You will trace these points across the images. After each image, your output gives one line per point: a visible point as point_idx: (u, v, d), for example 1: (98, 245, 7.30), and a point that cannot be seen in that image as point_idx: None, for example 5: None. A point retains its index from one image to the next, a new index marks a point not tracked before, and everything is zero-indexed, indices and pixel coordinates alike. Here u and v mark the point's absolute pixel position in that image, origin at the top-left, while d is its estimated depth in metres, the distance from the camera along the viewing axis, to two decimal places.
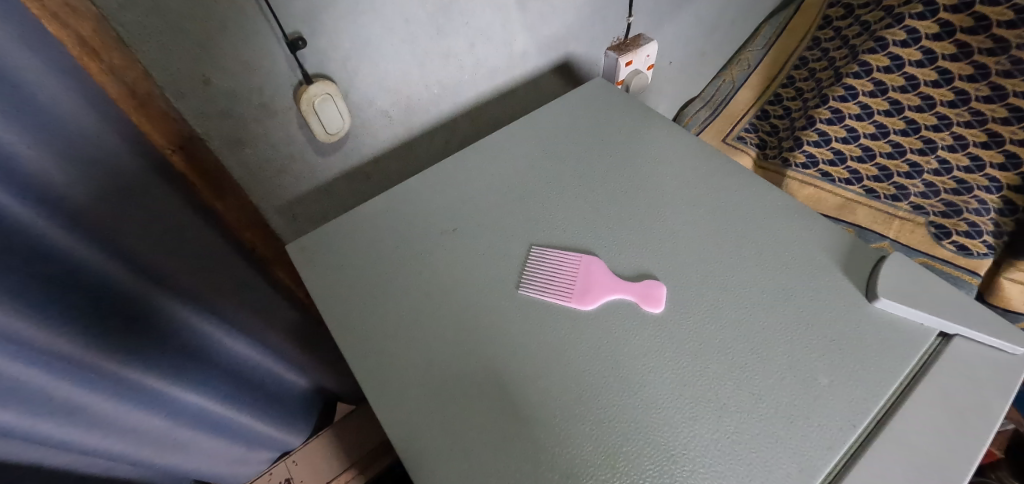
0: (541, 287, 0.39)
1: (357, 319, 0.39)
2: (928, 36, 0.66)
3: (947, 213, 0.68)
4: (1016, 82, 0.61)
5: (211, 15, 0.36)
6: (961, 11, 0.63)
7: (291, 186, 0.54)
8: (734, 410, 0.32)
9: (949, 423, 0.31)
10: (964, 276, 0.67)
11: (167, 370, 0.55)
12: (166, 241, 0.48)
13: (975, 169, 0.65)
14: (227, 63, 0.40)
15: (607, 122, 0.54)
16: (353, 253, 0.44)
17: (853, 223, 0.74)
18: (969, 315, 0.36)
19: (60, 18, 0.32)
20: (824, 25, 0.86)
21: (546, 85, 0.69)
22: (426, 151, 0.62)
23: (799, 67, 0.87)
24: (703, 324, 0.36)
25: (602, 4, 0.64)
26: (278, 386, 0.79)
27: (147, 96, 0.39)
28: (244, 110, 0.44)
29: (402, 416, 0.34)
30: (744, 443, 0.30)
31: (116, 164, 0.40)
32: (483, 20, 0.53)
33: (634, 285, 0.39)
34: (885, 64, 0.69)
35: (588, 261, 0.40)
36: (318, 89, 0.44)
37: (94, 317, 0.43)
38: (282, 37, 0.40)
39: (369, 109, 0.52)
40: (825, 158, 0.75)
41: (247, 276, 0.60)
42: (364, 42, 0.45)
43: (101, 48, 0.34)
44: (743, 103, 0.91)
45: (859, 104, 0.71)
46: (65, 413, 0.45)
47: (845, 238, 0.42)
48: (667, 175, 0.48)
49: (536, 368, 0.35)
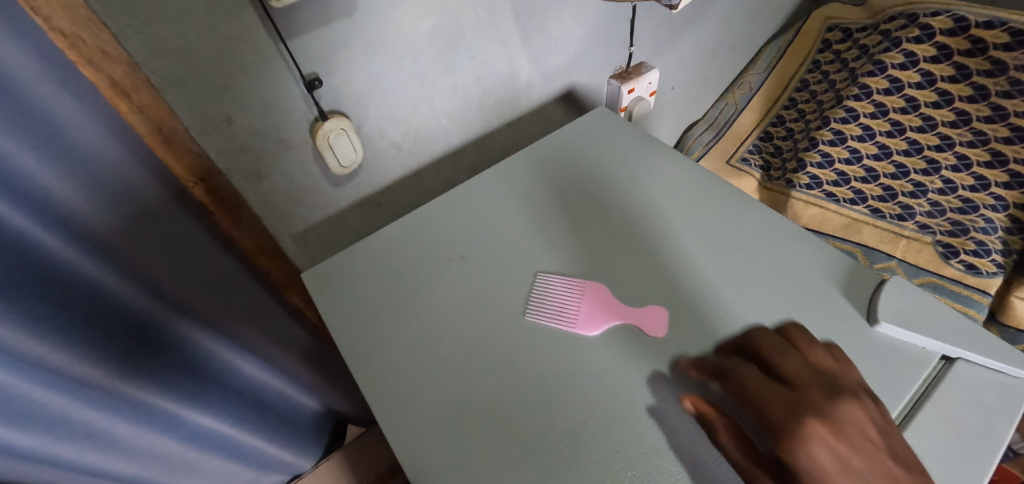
0: (545, 309, 0.41)
1: (367, 346, 0.40)
2: (926, 58, 0.75)
3: (954, 232, 0.71)
4: (1015, 102, 0.68)
5: (234, 60, 0.39)
6: (958, 34, 0.72)
7: (305, 215, 0.55)
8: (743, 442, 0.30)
9: (953, 446, 0.31)
10: (976, 295, 0.68)
11: (180, 393, 0.56)
12: (184, 269, 0.50)
13: (981, 188, 0.70)
14: (248, 103, 0.42)
15: (609, 148, 0.55)
16: (365, 279, 0.46)
17: (859, 243, 0.76)
18: (973, 339, 0.36)
19: (94, 63, 0.34)
20: (824, 49, 0.94)
21: (550, 113, 0.71)
22: (435, 179, 0.64)
23: (801, 89, 0.93)
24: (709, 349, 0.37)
25: (604, 36, 0.67)
26: (291, 409, 0.80)
27: (172, 132, 0.40)
28: (262, 145, 0.45)
29: (410, 439, 0.35)
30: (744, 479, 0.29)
31: (139, 195, 0.43)
32: (488, 55, 0.56)
33: (636, 311, 0.40)
34: (885, 86, 0.77)
35: (591, 287, 0.41)
36: (332, 125, 0.46)
37: (111, 340, 0.46)
38: (300, 77, 0.43)
39: (381, 141, 0.54)
40: (830, 179, 0.78)
41: (263, 303, 0.62)
42: (377, 79, 0.48)
43: (129, 88, 0.36)
44: (746, 124, 0.95)
45: (860, 125, 0.77)
46: (77, 434, 0.48)
47: (845, 263, 0.42)
48: (669, 202, 0.49)
49: (543, 392, 0.36)
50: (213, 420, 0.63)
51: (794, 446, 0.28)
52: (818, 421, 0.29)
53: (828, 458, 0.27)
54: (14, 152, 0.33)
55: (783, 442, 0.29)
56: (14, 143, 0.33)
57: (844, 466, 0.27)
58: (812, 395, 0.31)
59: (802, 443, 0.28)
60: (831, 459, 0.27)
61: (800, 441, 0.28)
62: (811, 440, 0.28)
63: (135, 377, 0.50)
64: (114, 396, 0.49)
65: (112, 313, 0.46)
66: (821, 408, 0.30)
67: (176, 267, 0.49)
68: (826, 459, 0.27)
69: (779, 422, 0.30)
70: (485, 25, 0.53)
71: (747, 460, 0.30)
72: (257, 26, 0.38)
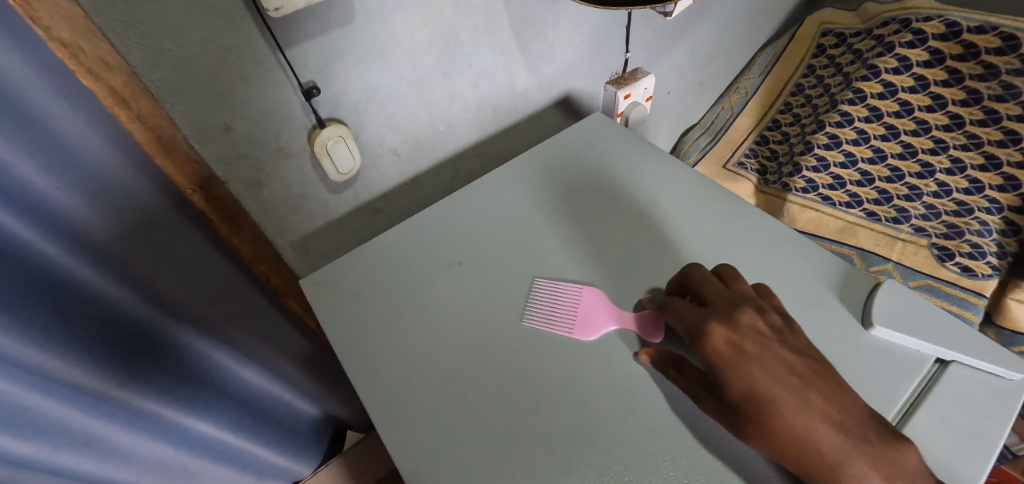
0: (542, 315, 0.41)
1: (365, 353, 0.41)
2: (919, 62, 0.79)
3: (949, 235, 0.74)
4: (1008, 106, 0.72)
5: (233, 70, 0.39)
6: (950, 40, 0.77)
7: (304, 222, 0.55)
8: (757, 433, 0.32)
9: (949, 448, 0.31)
10: (971, 298, 0.70)
11: (178, 399, 0.56)
12: (182, 277, 0.50)
13: (975, 191, 0.74)
14: (246, 111, 0.42)
15: (606, 153, 0.56)
16: (363, 285, 0.46)
17: (856, 245, 0.78)
18: (966, 342, 0.36)
19: (94, 72, 0.34)
20: (818, 53, 0.97)
21: (547, 119, 0.72)
22: (433, 185, 0.65)
23: (796, 94, 0.96)
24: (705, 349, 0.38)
25: (601, 42, 0.68)
26: (290, 415, 0.80)
27: (172, 140, 0.40)
28: (260, 153, 0.46)
29: (409, 445, 0.35)
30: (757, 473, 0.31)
31: (138, 204, 0.43)
32: (485, 62, 0.57)
33: (632, 316, 0.40)
34: (879, 91, 0.81)
35: (588, 292, 0.41)
36: (331, 132, 0.47)
37: (108, 348, 0.46)
38: (298, 86, 0.43)
39: (379, 148, 0.54)
40: (825, 183, 0.81)
41: (261, 310, 0.62)
42: (375, 87, 0.49)
43: (129, 97, 0.36)
44: (742, 129, 0.97)
45: (855, 129, 0.81)
46: (76, 442, 0.48)
47: (840, 267, 0.43)
48: (665, 207, 0.49)
49: (540, 398, 0.36)
50: (211, 427, 0.63)
51: (698, 343, 0.33)
52: (715, 318, 0.34)
53: (724, 342, 0.32)
54: (16, 162, 0.34)
55: (694, 343, 0.34)
56: (13, 151, 0.33)
57: (738, 348, 0.32)
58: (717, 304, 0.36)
59: (703, 337, 0.33)
60: (725, 342, 0.32)
61: (701, 337, 0.33)
62: (709, 333, 0.33)
63: (132, 384, 0.50)
64: (112, 404, 0.49)
65: (110, 321, 0.46)
66: (721, 310, 0.35)
67: (175, 275, 0.49)
68: (722, 344, 0.32)
69: (687, 329, 0.35)
70: (482, 34, 0.53)
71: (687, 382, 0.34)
72: (255, 36, 0.38)
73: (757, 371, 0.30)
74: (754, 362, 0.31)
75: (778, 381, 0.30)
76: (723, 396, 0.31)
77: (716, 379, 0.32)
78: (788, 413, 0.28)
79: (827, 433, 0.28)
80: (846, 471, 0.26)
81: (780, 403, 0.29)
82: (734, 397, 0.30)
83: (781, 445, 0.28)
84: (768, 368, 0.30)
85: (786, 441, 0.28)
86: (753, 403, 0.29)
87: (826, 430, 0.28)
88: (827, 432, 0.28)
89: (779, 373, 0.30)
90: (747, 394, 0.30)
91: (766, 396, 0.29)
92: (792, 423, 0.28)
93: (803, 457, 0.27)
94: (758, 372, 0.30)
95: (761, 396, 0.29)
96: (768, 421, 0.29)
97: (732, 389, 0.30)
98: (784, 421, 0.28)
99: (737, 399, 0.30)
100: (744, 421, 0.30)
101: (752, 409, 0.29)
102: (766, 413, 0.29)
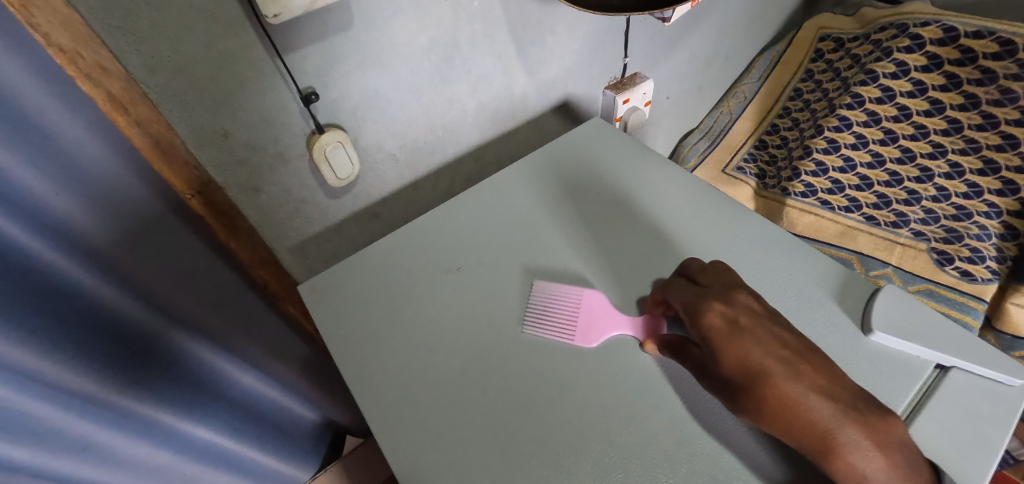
0: (542, 320, 0.40)
1: (363, 359, 0.40)
2: (917, 67, 0.80)
3: (948, 239, 0.74)
4: (1005, 110, 0.72)
5: (232, 76, 0.39)
6: (947, 44, 0.77)
7: (302, 227, 0.55)
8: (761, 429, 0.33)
9: (949, 455, 0.31)
10: (971, 302, 0.71)
11: (176, 404, 0.56)
12: (180, 282, 0.50)
13: (974, 196, 0.74)
14: (244, 117, 0.42)
15: (604, 158, 0.56)
16: (361, 291, 0.46)
17: (855, 250, 0.78)
18: (967, 348, 0.36)
19: (93, 79, 0.34)
20: (816, 58, 0.97)
21: (546, 123, 0.72)
22: (432, 190, 0.65)
23: (794, 98, 0.96)
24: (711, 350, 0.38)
25: (599, 48, 0.68)
26: (289, 420, 0.80)
27: (170, 146, 0.40)
28: (259, 159, 0.46)
29: (407, 453, 0.34)
30: (756, 475, 0.31)
31: (136, 210, 0.43)
32: (484, 67, 0.57)
33: (633, 321, 0.40)
34: (877, 95, 0.81)
35: (588, 297, 0.41)
36: (329, 138, 0.47)
37: (106, 354, 0.46)
38: (296, 92, 0.43)
39: (378, 153, 0.54)
40: (824, 187, 0.82)
41: (259, 314, 0.62)
42: (373, 93, 0.49)
43: (127, 102, 0.36)
44: (741, 133, 0.98)
45: (853, 134, 0.82)
46: (75, 448, 0.47)
47: (839, 272, 0.42)
48: (664, 213, 0.49)
49: (539, 403, 0.36)
50: (208, 432, 0.63)
51: (694, 320, 0.34)
52: (710, 298, 0.35)
53: (719, 318, 0.33)
54: (15, 166, 0.34)
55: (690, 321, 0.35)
56: (12, 157, 0.33)
57: (731, 323, 0.33)
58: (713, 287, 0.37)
59: (698, 315, 0.34)
60: (719, 319, 0.33)
61: (697, 315, 0.34)
62: (705, 311, 0.34)
63: (130, 390, 0.50)
64: (110, 410, 0.49)
65: (108, 327, 0.45)
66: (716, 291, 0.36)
67: (173, 280, 0.49)
68: (716, 320, 0.33)
69: (684, 309, 0.36)
70: (480, 39, 0.54)
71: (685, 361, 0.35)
72: (255, 42, 0.38)
73: (749, 344, 0.31)
74: (746, 336, 0.32)
75: (769, 354, 0.30)
76: (717, 371, 0.32)
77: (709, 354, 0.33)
78: (779, 382, 0.29)
79: (816, 401, 0.28)
80: (836, 438, 0.27)
81: (770, 374, 0.29)
82: (727, 367, 0.31)
83: (773, 416, 0.29)
84: (760, 342, 0.31)
85: (777, 411, 0.28)
86: (743, 375, 0.30)
87: (817, 400, 0.28)
88: (817, 402, 0.28)
89: (770, 346, 0.31)
90: (739, 366, 0.31)
91: (757, 366, 0.30)
92: (783, 393, 0.29)
93: (793, 425, 0.28)
94: (749, 345, 0.31)
95: (752, 367, 0.30)
96: (758, 390, 0.29)
97: (724, 362, 0.31)
98: (774, 391, 0.29)
99: (729, 371, 0.31)
100: (739, 393, 0.30)
101: (744, 380, 0.30)
102: (757, 382, 0.29)
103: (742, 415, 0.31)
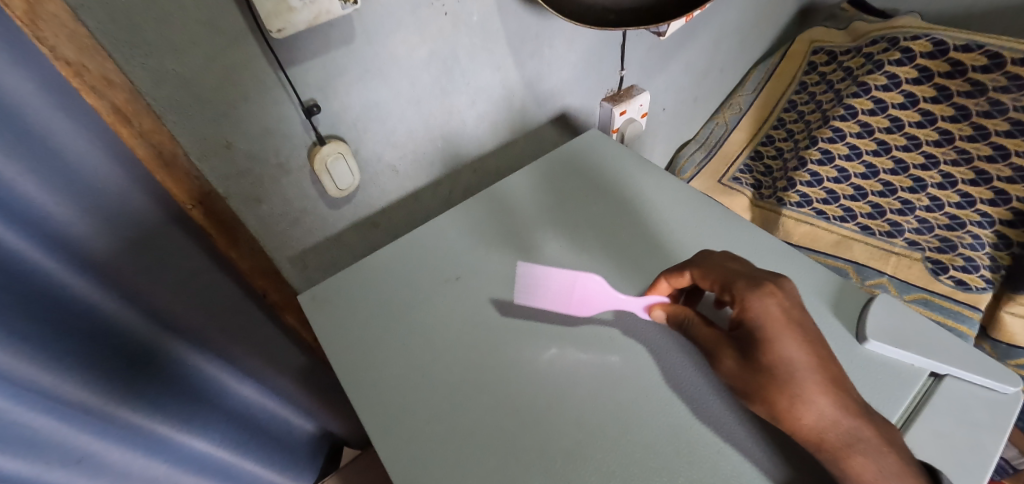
0: (538, 299, 0.41)
1: (362, 369, 0.41)
2: (908, 80, 0.81)
3: (943, 248, 0.75)
4: (995, 122, 0.74)
5: (234, 89, 0.40)
6: (937, 57, 0.79)
7: (303, 237, 0.55)
8: (761, 431, 0.34)
9: (944, 463, 0.32)
10: (966, 311, 0.71)
11: (173, 416, 0.56)
12: (179, 292, 0.50)
13: (967, 205, 0.75)
14: (247, 128, 0.43)
15: (602, 169, 0.57)
16: (361, 300, 0.46)
17: (851, 259, 0.79)
18: (959, 356, 0.37)
19: (98, 90, 0.34)
20: (810, 70, 0.99)
21: (544, 134, 0.73)
22: (431, 200, 0.66)
23: (788, 110, 0.98)
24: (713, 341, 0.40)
25: (596, 60, 0.69)
26: (286, 431, 0.79)
27: (172, 157, 0.40)
28: (261, 170, 0.46)
29: (406, 463, 0.34)
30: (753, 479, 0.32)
31: (137, 220, 0.43)
32: (483, 79, 0.58)
33: (633, 300, 0.41)
34: (870, 107, 0.83)
35: (583, 281, 0.40)
36: (330, 149, 0.48)
37: (104, 365, 0.46)
38: (299, 104, 0.44)
39: (378, 164, 0.55)
40: (819, 197, 0.83)
41: (258, 324, 0.62)
42: (374, 105, 0.50)
43: (130, 114, 0.37)
44: (736, 144, 0.99)
45: (847, 145, 0.83)
46: (71, 460, 0.47)
47: (834, 281, 0.43)
48: (661, 223, 0.50)
49: (538, 411, 0.36)
50: (205, 444, 0.62)
51: (748, 304, 0.34)
52: (764, 284, 0.36)
53: (774, 308, 0.34)
54: (18, 177, 0.34)
55: (738, 304, 0.35)
56: (16, 168, 0.34)
57: (785, 316, 0.34)
58: (757, 273, 0.38)
59: (755, 301, 0.34)
60: (776, 310, 0.34)
61: (750, 300, 0.35)
62: (762, 298, 0.34)
63: (127, 401, 0.49)
64: (106, 421, 0.48)
65: (107, 337, 0.46)
66: (764, 278, 0.37)
67: (173, 290, 0.49)
68: (774, 310, 0.34)
69: (732, 291, 0.36)
70: (479, 52, 0.55)
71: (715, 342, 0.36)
72: (258, 55, 0.39)
73: (797, 341, 0.33)
74: (795, 333, 0.33)
75: (811, 354, 0.32)
76: (754, 357, 0.33)
77: (753, 340, 0.33)
78: (816, 384, 0.31)
79: (843, 406, 0.31)
80: (853, 442, 0.30)
81: (810, 374, 0.32)
82: (774, 359, 0.32)
83: (802, 412, 0.31)
84: (807, 341, 0.33)
85: (808, 409, 0.31)
86: (786, 369, 0.32)
87: (844, 406, 0.31)
88: (843, 407, 0.31)
89: (812, 346, 0.33)
90: (786, 360, 0.32)
91: (800, 364, 0.32)
92: (818, 394, 0.31)
93: (818, 424, 0.31)
94: (798, 343, 0.33)
95: (795, 364, 0.32)
96: (800, 387, 0.31)
97: (772, 350, 0.32)
98: (812, 391, 0.31)
99: (773, 361, 0.32)
100: (774, 384, 0.32)
101: (786, 373, 0.31)
102: (800, 379, 0.31)
103: (762, 402, 0.32)
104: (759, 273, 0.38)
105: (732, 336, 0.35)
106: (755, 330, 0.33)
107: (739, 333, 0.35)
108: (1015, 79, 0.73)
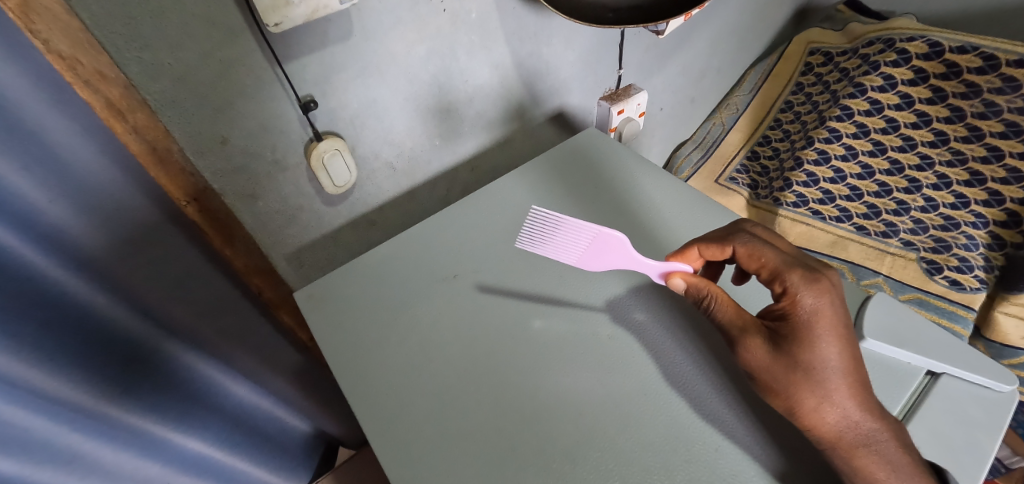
0: (547, 247, 0.42)
1: (358, 368, 0.40)
2: (904, 81, 0.82)
3: (937, 249, 0.76)
4: (989, 123, 0.75)
5: (232, 85, 0.39)
6: (932, 59, 0.79)
7: (299, 235, 0.55)
8: (757, 425, 0.35)
9: (942, 460, 0.32)
10: (960, 311, 0.72)
11: (169, 415, 0.55)
12: (174, 290, 0.50)
13: (961, 206, 0.76)
14: (244, 124, 0.42)
15: (600, 168, 0.57)
16: (358, 299, 0.45)
17: (846, 259, 0.80)
18: (955, 353, 0.37)
19: (91, 85, 0.33)
20: (806, 71, 0.99)
21: (541, 134, 0.73)
22: (428, 198, 0.65)
23: (785, 110, 0.99)
24: (715, 335, 0.40)
25: (594, 59, 0.69)
26: (280, 431, 0.78)
27: (167, 152, 0.40)
28: (257, 166, 0.46)
29: (405, 463, 0.34)
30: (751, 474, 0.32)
31: (134, 217, 0.43)
32: (482, 77, 0.58)
33: (651, 265, 0.39)
34: (865, 108, 0.84)
35: (604, 237, 0.39)
36: (327, 145, 0.47)
37: (100, 364, 0.45)
38: (295, 99, 0.44)
39: (374, 162, 0.55)
40: (815, 197, 0.84)
41: (252, 323, 0.61)
42: (371, 102, 0.49)
43: (125, 109, 0.36)
44: (732, 144, 1.00)
45: (843, 145, 0.84)
46: (65, 461, 0.45)
47: None
48: (658, 221, 0.50)
49: (536, 410, 0.36)
50: (200, 445, 0.61)
51: (800, 298, 0.34)
52: (820, 280, 0.35)
53: (825, 307, 0.33)
54: (11, 174, 0.33)
55: (787, 297, 0.35)
56: (10, 165, 0.33)
57: (831, 317, 0.33)
58: (811, 264, 0.37)
59: (808, 298, 0.34)
60: (825, 310, 0.33)
61: (803, 296, 0.34)
62: (814, 296, 0.34)
63: (121, 401, 0.48)
64: (100, 420, 0.47)
65: (102, 336, 0.45)
66: (820, 271, 0.36)
67: (167, 288, 0.49)
68: (823, 310, 0.33)
69: (784, 282, 0.35)
70: (478, 49, 0.54)
71: (747, 328, 0.35)
72: (254, 50, 0.39)
73: (837, 343, 0.33)
74: (838, 335, 0.33)
75: (847, 357, 0.32)
76: (789, 353, 0.33)
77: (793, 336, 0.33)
78: (845, 386, 0.32)
79: (867, 409, 0.32)
80: (869, 443, 0.31)
81: (841, 376, 0.32)
82: (810, 358, 0.32)
83: (826, 410, 0.31)
84: (846, 343, 0.33)
85: (830, 408, 0.31)
86: (819, 368, 0.32)
87: (868, 410, 0.32)
88: (867, 410, 0.32)
89: (850, 349, 0.33)
90: (821, 360, 0.32)
91: (834, 366, 0.32)
92: (846, 396, 0.32)
93: (840, 423, 0.31)
94: (837, 345, 0.33)
95: (830, 365, 0.32)
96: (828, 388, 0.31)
97: (811, 349, 0.32)
98: (839, 392, 0.32)
99: (809, 360, 0.32)
100: (804, 382, 0.32)
101: (819, 373, 0.32)
102: (830, 380, 0.32)
103: (785, 396, 0.32)
104: (813, 265, 0.37)
105: (767, 328, 0.35)
106: (799, 327, 0.33)
107: (776, 325, 0.35)
108: (1009, 81, 0.74)
